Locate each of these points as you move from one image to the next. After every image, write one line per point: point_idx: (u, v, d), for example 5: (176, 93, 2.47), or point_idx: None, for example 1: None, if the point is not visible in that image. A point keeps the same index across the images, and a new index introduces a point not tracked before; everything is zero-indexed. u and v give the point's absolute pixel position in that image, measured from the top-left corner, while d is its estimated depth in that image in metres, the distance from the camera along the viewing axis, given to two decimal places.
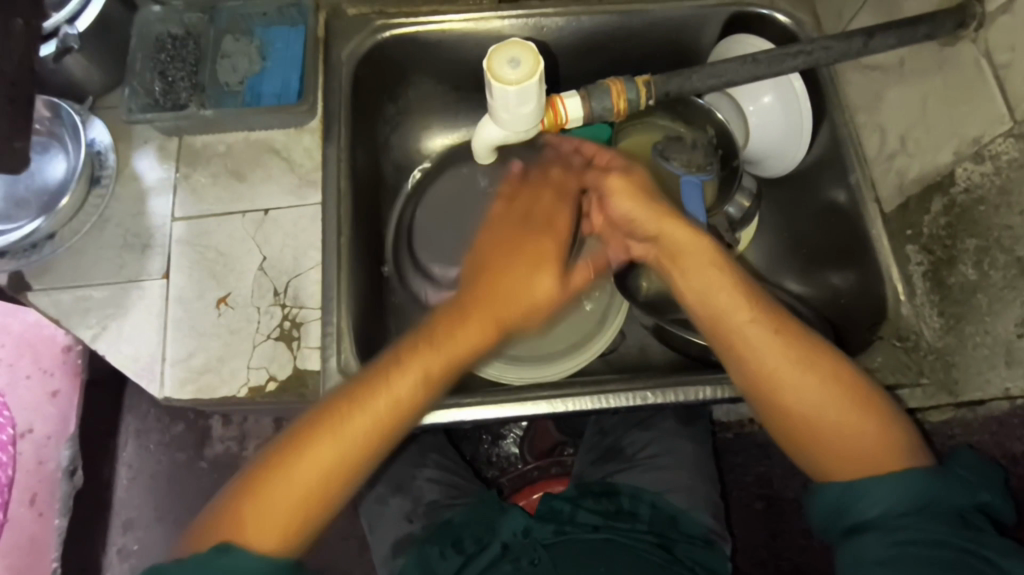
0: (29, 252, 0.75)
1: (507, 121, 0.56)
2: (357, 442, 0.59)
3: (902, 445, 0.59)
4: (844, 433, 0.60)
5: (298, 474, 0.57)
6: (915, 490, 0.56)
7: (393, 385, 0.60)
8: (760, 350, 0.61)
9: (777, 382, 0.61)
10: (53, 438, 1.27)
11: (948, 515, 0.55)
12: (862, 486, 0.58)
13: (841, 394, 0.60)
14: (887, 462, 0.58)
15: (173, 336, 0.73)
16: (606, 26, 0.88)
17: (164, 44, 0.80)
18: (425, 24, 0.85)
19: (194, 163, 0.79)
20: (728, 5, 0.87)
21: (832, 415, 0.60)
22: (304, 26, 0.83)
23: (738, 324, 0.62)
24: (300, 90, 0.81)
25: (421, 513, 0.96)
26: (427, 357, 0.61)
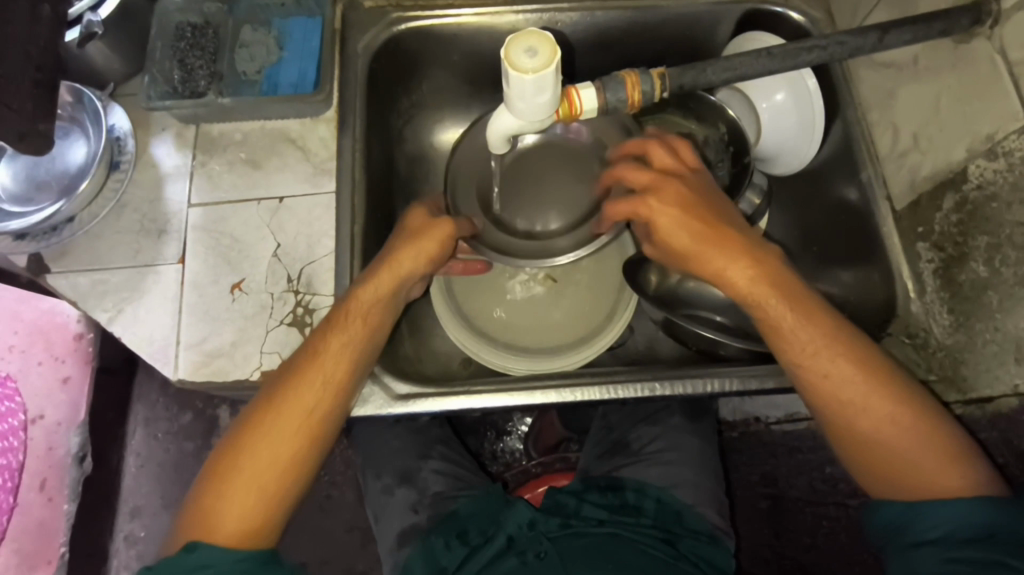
0: (49, 234, 0.76)
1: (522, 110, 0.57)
2: (297, 443, 0.65)
3: (966, 464, 0.61)
4: (912, 454, 0.62)
5: (256, 471, 0.63)
6: (979, 515, 0.58)
7: (308, 378, 0.66)
8: (835, 377, 0.63)
9: (851, 408, 0.63)
10: (63, 424, 1.29)
11: (1019, 546, 0.56)
12: (928, 508, 0.60)
13: (911, 418, 0.62)
14: (946, 483, 0.61)
15: (186, 320, 0.74)
16: (620, 21, 0.89)
17: (184, 33, 0.81)
18: (441, 17, 0.86)
19: (210, 151, 0.80)
20: (742, 2, 0.88)
21: (904, 445, 0.62)
22: (321, 17, 0.84)
23: (810, 354, 0.64)
24: (316, 79, 0.81)
25: (426, 503, 0.96)
26: (331, 362, 0.67)
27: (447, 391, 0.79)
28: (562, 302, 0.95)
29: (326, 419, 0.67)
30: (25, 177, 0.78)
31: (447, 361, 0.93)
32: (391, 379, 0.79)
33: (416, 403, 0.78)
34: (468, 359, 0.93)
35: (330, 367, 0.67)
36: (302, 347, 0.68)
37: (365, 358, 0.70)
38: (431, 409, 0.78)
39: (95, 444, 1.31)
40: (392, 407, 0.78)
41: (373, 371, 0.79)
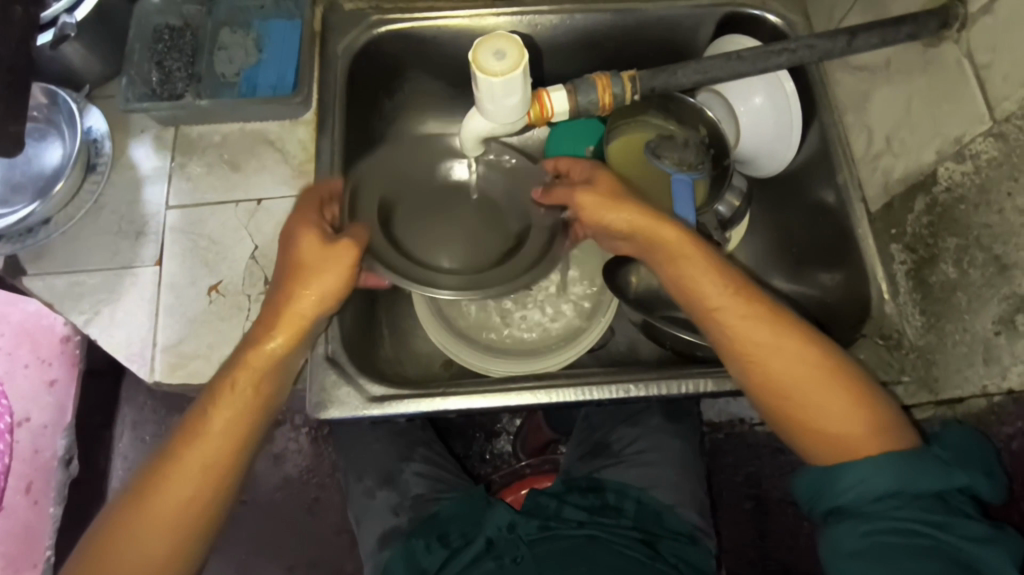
0: (25, 236, 0.76)
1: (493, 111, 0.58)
2: (213, 468, 0.62)
3: (878, 423, 0.60)
4: (824, 412, 0.61)
5: (168, 503, 0.61)
6: (891, 474, 0.57)
7: (240, 397, 0.64)
8: (739, 326, 0.65)
9: (761, 359, 0.64)
10: (49, 427, 1.29)
11: (926, 502, 0.56)
12: (841, 470, 0.59)
13: (828, 381, 0.62)
14: (859, 443, 0.60)
15: (163, 322, 0.74)
16: (600, 24, 0.89)
17: (162, 35, 0.81)
18: (420, 20, 0.87)
19: (189, 153, 0.81)
20: (720, 6, 0.89)
21: (820, 411, 0.62)
22: (301, 19, 0.85)
23: (716, 305, 0.66)
24: (295, 81, 0.82)
25: (408, 505, 0.96)
26: (250, 379, 0.65)
27: (424, 393, 0.79)
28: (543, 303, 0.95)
29: (247, 436, 0.65)
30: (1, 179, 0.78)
31: (428, 363, 0.94)
32: (368, 381, 0.79)
33: (393, 405, 0.78)
34: (449, 361, 0.94)
35: (250, 384, 0.65)
36: (224, 370, 0.66)
37: (287, 368, 0.67)
38: (407, 411, 0.78)
39: (80, 446, 1.32)
40: (369, 410, 0.78)
41: (352, 373, 0.79)
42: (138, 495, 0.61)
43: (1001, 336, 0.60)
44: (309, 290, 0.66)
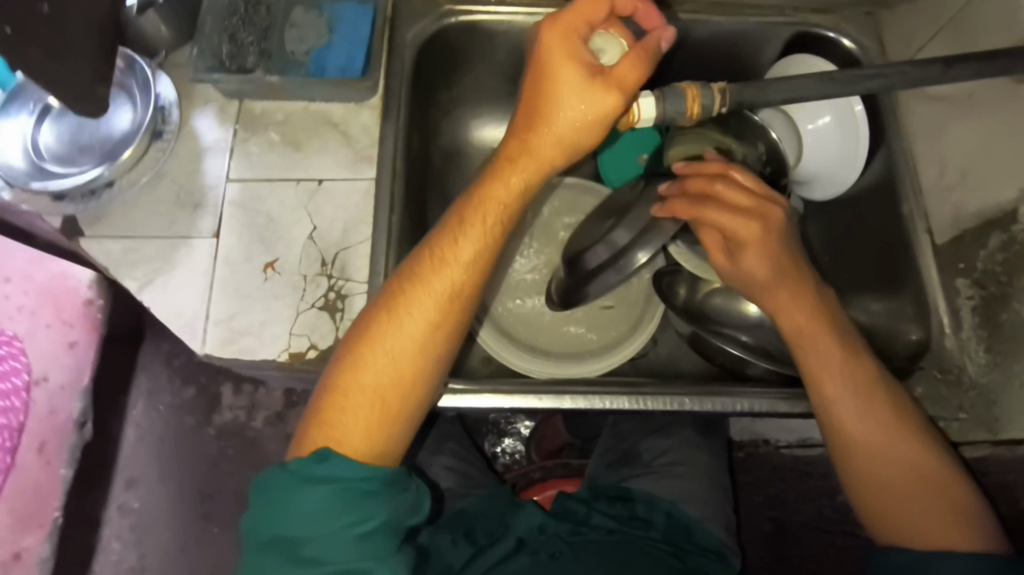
0: (89, 198, 0.75)
1: (562, 100, 0.60)
2: (416, 356, 0.64)
3: (975, 527, 0.67)
4: (921, 513, 0.68)
5: (364, 394, 0.63)
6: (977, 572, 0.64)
7: (458, 248, 0.65)
8: (855, 423, 0.70)
9: (870, 455, 0.70)
10: (67, 389, 1.38)
11: None
12: (935, 560, 0.66)
13: (932, 473, 0.69)
14: (951, 539, 0.67)
15: (218, 295, 0.73)
16: (670, 32, 0.89)
17: (237, 7, 0.80)
18: (491, 13, 0.87)
19: (252, 128, 0.80)
20: (792, 24, 0.88)
21: (920, 499, 0.69)
22: (371, 5, 0.82)
23: (834, 400, 0.71)
24: (364, 65, 0.80)
25: (436, 498, 0.97)
26: (449, 275, 0.65)
27: (474, 388, 0.78)
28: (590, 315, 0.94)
29: (442, 325, 0.65)
30: (66, 137, 0.77)
31: (467, 359, 0.93)
32: None
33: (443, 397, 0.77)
34: (488, 358, 0.93)
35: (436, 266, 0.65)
36: (384, 287, 0.66)
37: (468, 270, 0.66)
38: (455, 405, 0.77)
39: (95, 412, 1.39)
40: None
41: None
42: (349, 367, 0.63)
43: None
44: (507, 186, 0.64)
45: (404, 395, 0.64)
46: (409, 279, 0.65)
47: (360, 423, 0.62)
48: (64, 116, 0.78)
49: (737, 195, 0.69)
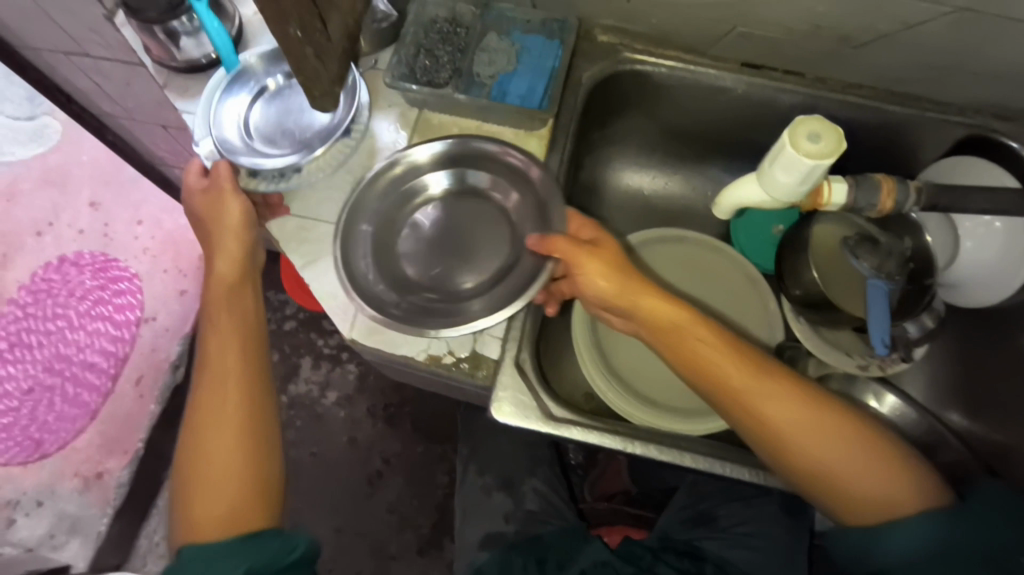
0: (278, 179, 0.81)
1: (681, 324, 0.71)
2: (235, 439, 0.69)
3: (925, 489, 0.66)
4: (865, 484, 0.66)
5: (215, 472, 0.67)
6: (942, 533, 0.64)
7: (218, 358, 0.72)
8: (767, 411, 0.67)
9: (783, 438, 0.66)
10: (169, 330, 1.53)
11: (968, 557, 0.63)
12: (887, 532, 0.65)
13: (860, 443, 0.66)
14: (908, 504, 0.66)
15: (372, 288, 0.78)
16: (840, 113, 0.89)
17: (439, 27, 0.87)
18: (666, 67, 0.90)
19: (427, 135, 0.86)
20: (967, 123, 0.86)
21: (884, 492, 0.66)
22: (560, 41, 0.88)
23: (735, 387, 0.68)
24: (543, 97, 0.85)
25: (519, 516, 1.00)
26: (219, 363, 0.72)
27: (597, 426, 0.76)
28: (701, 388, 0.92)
29: (254, 426, 0.71)
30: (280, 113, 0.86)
31: (572, 389, 0.95)
32: (549, 397, 0.76)
33: (560, 429, 0.74)
34: (591, 394, 0.95)
35: (230, 299, 0.75)
36: (192, 413, 0.70)
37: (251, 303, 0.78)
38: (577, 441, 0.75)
39: (190, 357, 1.52)
40: (542, 428, 0.74)
41: (534, 383, 0.75)
42: (198, 446, 0.68)
43: None
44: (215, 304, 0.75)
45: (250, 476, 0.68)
46: (193, 439, 0.69)
47: (217, 491, 0.67)
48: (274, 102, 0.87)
49: (581, 225, 0.77)
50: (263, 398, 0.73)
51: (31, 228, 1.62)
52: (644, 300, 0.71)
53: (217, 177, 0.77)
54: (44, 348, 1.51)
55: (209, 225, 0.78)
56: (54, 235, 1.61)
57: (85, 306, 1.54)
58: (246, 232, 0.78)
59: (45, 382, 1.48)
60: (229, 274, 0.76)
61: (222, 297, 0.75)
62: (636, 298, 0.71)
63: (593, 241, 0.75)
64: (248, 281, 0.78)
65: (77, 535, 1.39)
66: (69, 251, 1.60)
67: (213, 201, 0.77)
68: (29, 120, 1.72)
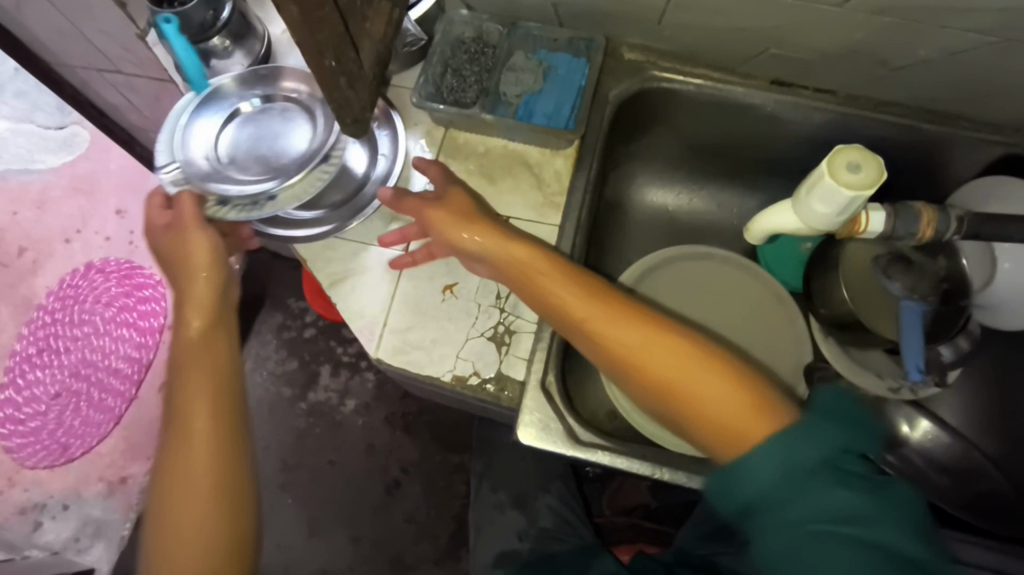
0: (250, 207, 0.75)
1: (561, 288, 0.69)
2: (207, 489, 0.68)
3: (760, 404, 0.62)
4: (715, 410, 0.62)
5: (187, 524, 0.67)
6: (778, 457, 0.59)
7: (189, 402, 0.70)
8: (629, 348, 0.66)
9: (631, 363, 0.66)
10: None
11: (846, 479, 0.59)
12: (739, 466, 0.61)
13: (699, 370, 0.64)
14: (747, 426, 0.61)
15: (398, 308, 0.79)
16: (871, 131, 0.88)
17: (467, 45, 0.88)
18: (694, 86, 0.89)
19: (454, 155, 0.86)
20: (1003, 144, 0.85)
21: (730, 416, 0.62)
22: (586, 61, 0.88)
23: (601, 332, 0.67)
24: (570, 117, 0.85)
25: (532, 534, 1.01)
26: (193, 407, 0.70)
27: (623, 449, 0.75)
28: None
29: (230, 472, 0.69)
30: (256, 138, 0.83)
31: (595, 408, 0.94)
32: (574, 420, 0.75)
33: (585, 452, 0.74)
34: (614, 413, 0.94)
35: (203, 341, 0.74)
36: (163, 461, 0.69)
37: (222, 339, 0.75)
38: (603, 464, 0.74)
39: None
40: (567, 452, 0.73)
41: (561, 406, 0.75)
42: (168, 497, 0.67)
43: None
44: (189, 347, 0.73)
45: (223, 524, 0.68)
46: (164, 488, 0.68)
47: (188, 542, 0.66)
48: (247, 131, 0.84)
49: (439, 180, 0.78)
50: (238, 441, 0.71)
51: (60, 234, 1.65)
52: (517, 253, 0.71)
53: (182, 209, 0.75)
54: (71, 353, 1.53)
55: (177, 262, 0.76)
56: (82, 242, 1.64)
57: (110, 312, 1.55)
58: (219, 270, 0.76)
59: (71, 387, 1.50)
60: (201, 317, 0.75)
61: (193, 338, 0.74)
62: (462, 236, 0.72)
63: (442, 196, 0.76)
64: (220, 319, 0.76)
65: (100, 539, 1.41)
66: (95, 257, 1.62)
67: (177, 237, 0.75)
68: (59, 127, 1.75)
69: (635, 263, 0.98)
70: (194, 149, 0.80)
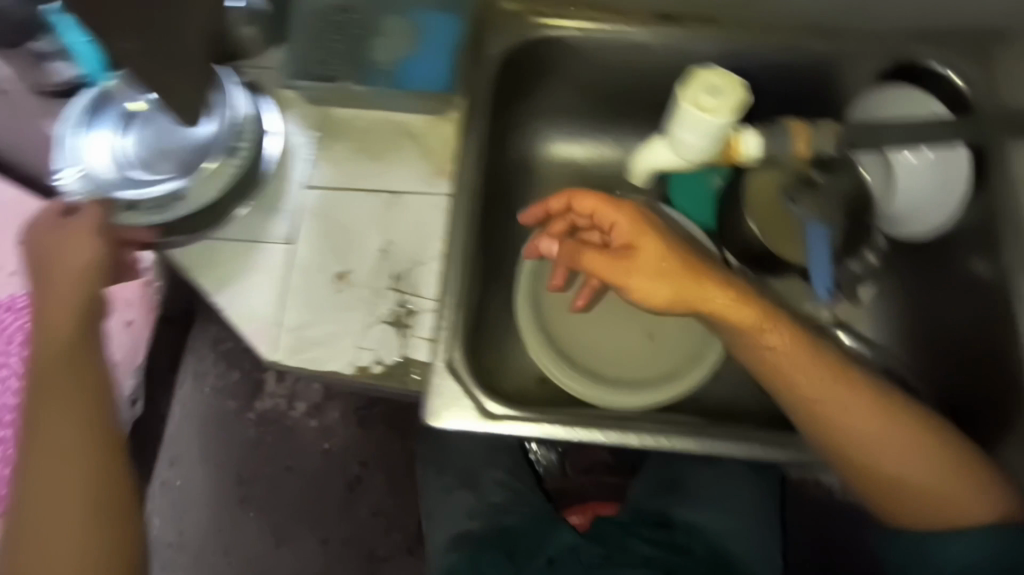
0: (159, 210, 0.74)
1: (632, 251, 0.68)
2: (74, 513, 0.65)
3: (984, 494, 0.68)
4: (912, 476, 0.67)
5: (50, 550, 0.64)
6: (995, 548, 0.66)
7: (50, 420, 0.66)
8: (724, 304, 0.66)
9: (797, 395, 0.67)
10: None
11: (994, 560, 0.65)
12: (951, 544, 0.67)
13: (920, 450, 0.67)
14: (942, 495, 0.67)
15: (290, 304, 0.73)
16: (760, 56, 0.85)
17: (332, 14, 0.82)
18: (579, 31, 0.85)
19: (334, 134, 0.80)
20: (891, 53, 0.84)
21: (907, 466, 0.67)
22: (462, 18, 0.83)
23: (712, 298, 0.65)
24: (451, 80, 0.80)
25: (482, 511, 0.99)
26: (55, 428, 0.66)
27: (540, 415, 0.73)
28: (649, 357, 0.91)
29: (101, 494, 0.67)
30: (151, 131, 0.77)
31: (522, 376, 0.92)
32: (486, 395, 0.72)
33: (499, 423, 0.72)
34: (543, 378, 0.92)
35: (62, 355, 0.67)
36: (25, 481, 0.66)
37: (93, 361, 0.69)
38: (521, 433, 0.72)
39: None
40: (482, 426, 0.71)
41: (470, 382, 0.71)
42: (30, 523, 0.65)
43: None
44: (50, 359, 0.67)
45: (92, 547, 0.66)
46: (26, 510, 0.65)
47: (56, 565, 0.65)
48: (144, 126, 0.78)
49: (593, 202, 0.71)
50: (112, 460, 0.68)
51: None
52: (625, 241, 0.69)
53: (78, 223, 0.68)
54: None
55: (45, 267, 0.68)
56: None
57: None
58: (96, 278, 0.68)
59: None
60: (62, 325, 0.67)
61: (58, 349, 0.67)
62: (619, 222, 0.69)
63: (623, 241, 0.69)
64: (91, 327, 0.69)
65: None
66: None
67: (51, 241, 0.68)
68: None
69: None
70: (92, 155, 0.76)
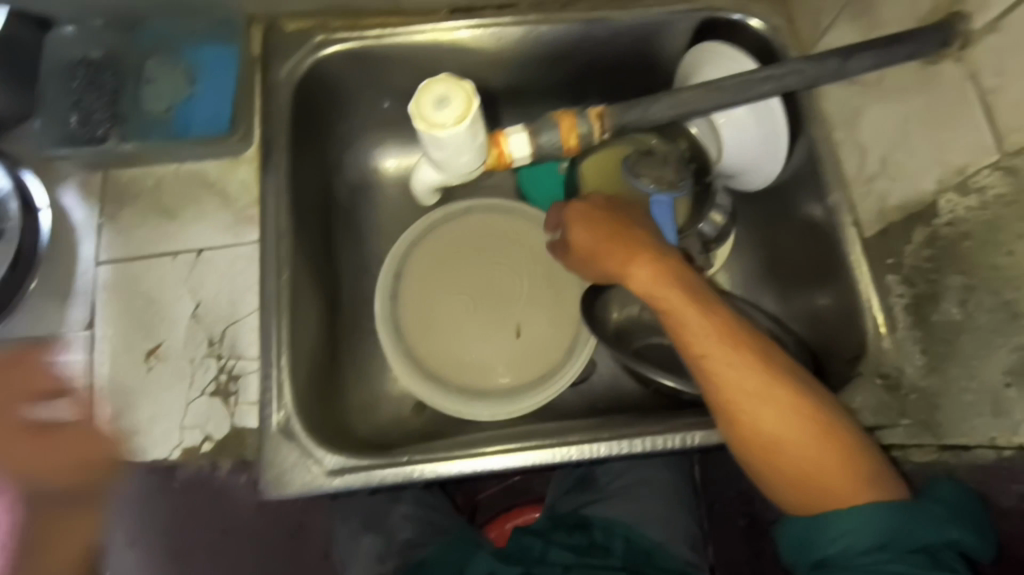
0: None
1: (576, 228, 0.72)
2: None
3: (883, 486, 0.57)
4: (807, 462, 0.57)
5: None
6: (885, 525, 0.55)
7: None
8: (655, 286, 0.64)
9: (700, 357, 0.61)
10: None
11: (911, 556, 0.54)
12: (829, 522, 0.56)
13: (809, 428, 0.58)
14: (841, 489, 0.57)
15: (100, 396, 0.70)
16: (566, 36, 0.82)
17: (77, 70, 0.77)
18: (369, 37, 0.79)
19: (117, 199, 0.75)
20: (697, 10, 0.81)
21: (805, 453, 0.58)
22: (236, 47, 0.80)
23: (641, 273, 0.66)
24: (231, 117, 0.78)
25: (393, 551, 0.86)
26: None
27: (385, 460, 0.67)
28: (526, 357, 0.87)
29: None
30: None
31: (398, 407, 0.88)
32: (322, 449, 0.67)
33: (343, 478, 0.66)
34: (420, 406, 0.88)
35: None
36: None
37: None
38: (367, 483, 0.66)
39: None
40: (326, 484, 0.66)
41: (303, 438, 0.67)
42: None
43: (1012, 388, 0.56)
44: None
45: None
46: None
47: None
48: None
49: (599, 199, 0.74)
50: None
51: None
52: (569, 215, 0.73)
53: None
54: None
55: None
56: None
57: None
58: None
59: None
60: None
61: None
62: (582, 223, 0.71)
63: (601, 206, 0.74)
64: None
65: None
66: None
67: None
68: None
69: (413, 225, 0.91)
70: None
